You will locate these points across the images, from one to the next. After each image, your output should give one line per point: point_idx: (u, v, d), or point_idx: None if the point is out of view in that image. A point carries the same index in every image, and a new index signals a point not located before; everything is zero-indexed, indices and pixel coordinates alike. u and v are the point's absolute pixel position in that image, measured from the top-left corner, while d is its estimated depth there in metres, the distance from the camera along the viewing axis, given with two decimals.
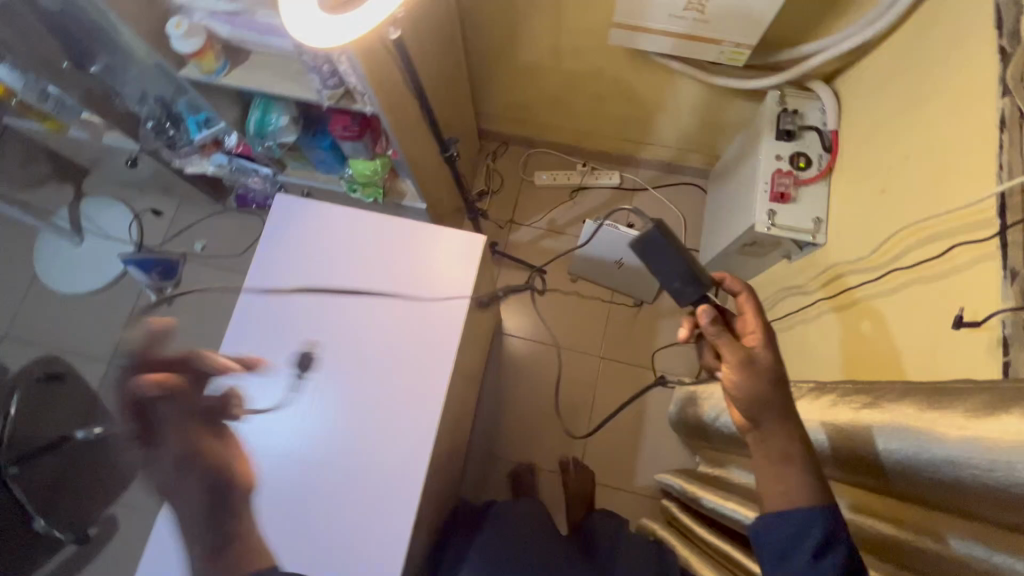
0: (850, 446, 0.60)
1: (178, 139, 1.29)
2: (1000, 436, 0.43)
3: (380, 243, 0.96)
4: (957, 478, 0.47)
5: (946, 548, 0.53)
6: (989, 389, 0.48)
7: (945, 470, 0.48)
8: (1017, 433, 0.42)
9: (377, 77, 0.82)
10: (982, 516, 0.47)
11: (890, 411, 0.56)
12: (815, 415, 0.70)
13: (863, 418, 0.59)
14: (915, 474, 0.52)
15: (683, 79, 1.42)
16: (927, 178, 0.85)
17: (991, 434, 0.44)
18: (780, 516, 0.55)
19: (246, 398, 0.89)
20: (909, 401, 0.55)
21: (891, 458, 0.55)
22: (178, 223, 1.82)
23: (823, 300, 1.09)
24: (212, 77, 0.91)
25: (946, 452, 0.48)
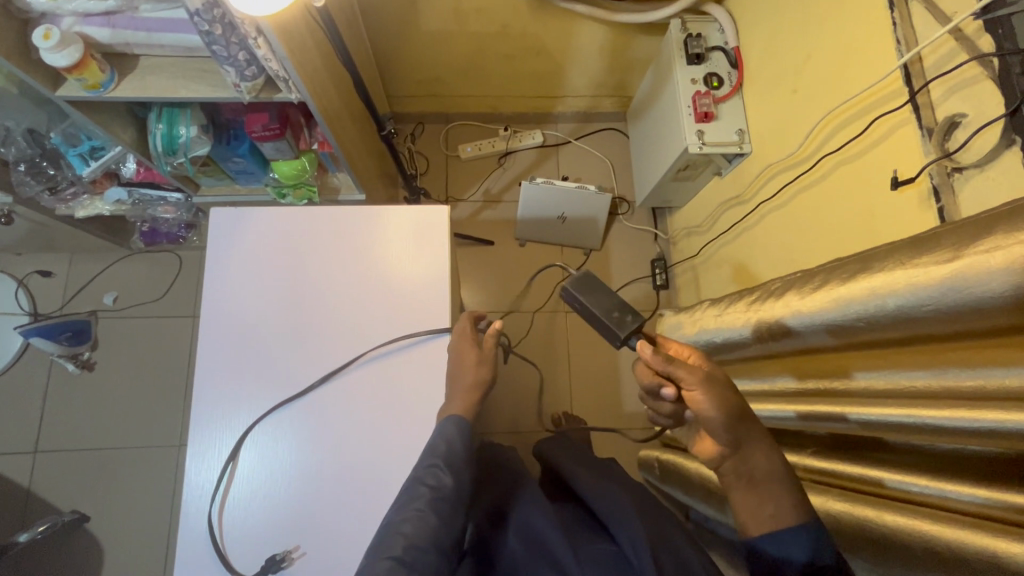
0: (844, 312, 0.66)
1: (61, 180, 1.16)
2: (982, 252, 0.49)
3: (334, 236, 0.90)
4: (951, 304, 0.53)
5: (857, 381, 0.70)
6: (953, 225, 0.54)
7: (939, 301, 0.54)
8: (995, 245, 0.49)
9: (299, 55, 0.76)
10: (978, 328, 0.54)
11: (879, 270, 0.62)
12: (796, 299, 0.75)
13: (849, 285, 0.65)
14: (913, 314, 0.58)
15: (587, 24, 1.45)
16: (834, 69, 0.93)
17: (975, 256, 0.50)
18: (772, 537, 0.57)
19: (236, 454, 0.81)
20: (883, 253, 0.62)
21: (889, 310, 0.60)
22: (77, 280, 1.61)
23: (761, 203, 1.18)
24: (100, 92, 0.80)
25: (937, 285, 0.54)
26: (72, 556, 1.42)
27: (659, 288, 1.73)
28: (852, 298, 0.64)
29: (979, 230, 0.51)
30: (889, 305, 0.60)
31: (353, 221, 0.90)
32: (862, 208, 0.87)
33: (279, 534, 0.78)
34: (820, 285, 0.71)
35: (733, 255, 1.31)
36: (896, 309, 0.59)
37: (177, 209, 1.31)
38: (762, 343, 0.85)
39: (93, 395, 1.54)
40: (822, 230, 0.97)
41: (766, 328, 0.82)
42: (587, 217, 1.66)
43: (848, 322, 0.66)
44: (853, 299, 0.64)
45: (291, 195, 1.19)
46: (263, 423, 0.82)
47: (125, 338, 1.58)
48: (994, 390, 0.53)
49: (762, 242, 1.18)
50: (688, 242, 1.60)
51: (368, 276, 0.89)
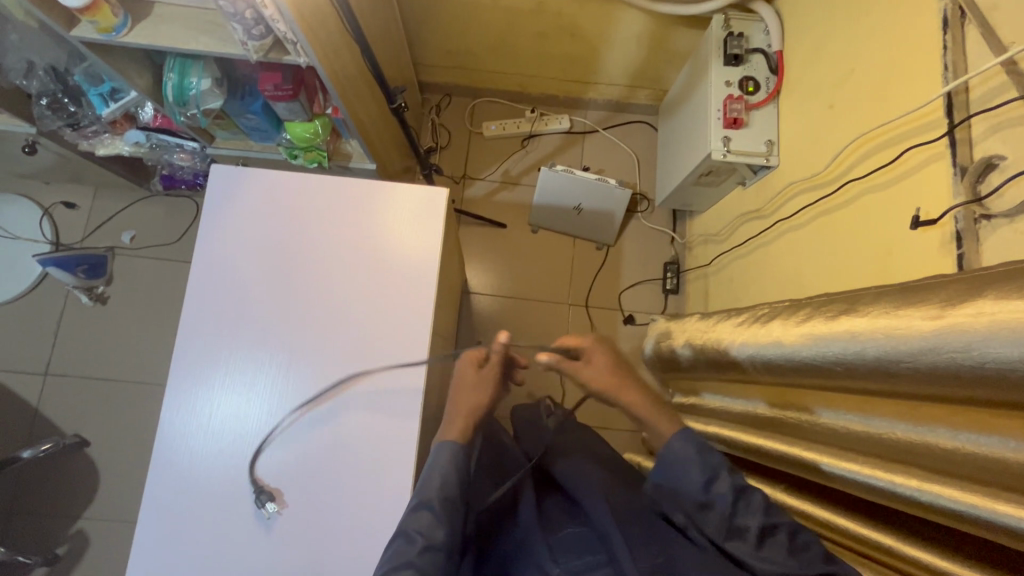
0: (825, 353, 0.62)
1: (82, 117, 1.17)
2: (977, 316, 0.45)
3: (327, 203, 0.88)
4: (933, 364, 0.49)
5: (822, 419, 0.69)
6: (957, 279, 0.50)
7: (919, 359, 0.51)
8: (996, 309, 0.44)
9: (307, 20, 0.74)
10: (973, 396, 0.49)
11: (867, 314, 0.57)
12: (781, 329, 0.71)
13: (833, 324, 0.61)
14: (894, 366, 0.54)
15: (627, 10, 1.38)
16: (874, 88, 0.87)
17: (961, 318, 0.46)
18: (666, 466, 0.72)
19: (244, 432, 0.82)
20: (877, 296, 0.58)
21: (869, 359, 0.56)
22: (98, 215, 1.65)
23: (780, 220, 1.12)
24: (112, 36, 0.79)
25: (924, 342, 0.50)
26: (75, 477, 1.51)
27: (669, 293, 1.69)
28: (834, 340, 0.60)
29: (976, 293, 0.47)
30: (867, 355, 0.56)
31: (348, 191, 0.88)
32: (881, 241, 0.82)
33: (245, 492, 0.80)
34: (807, 318, 0.67)
35: (745, 271, 1.26)
36: (875, 359, 0.55)
37: (192, 158, 1.32)
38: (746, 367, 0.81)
39: (103, 327, 1.59)
40: (836, 259, 0.92)
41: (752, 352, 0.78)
42: (603, 211, 1.61)
43: (825, 362, 0.63)
44: (834, 338, 0.61)
45: (302, 157, 1.18)
46: (241, 384, 0.83)
47: (138, 276, 1.63)
48: (973, 460, 0.50)
49: (774, 261, 1.13)
50: (703, 249, 1.54)
51: (356, 249, 0.87)
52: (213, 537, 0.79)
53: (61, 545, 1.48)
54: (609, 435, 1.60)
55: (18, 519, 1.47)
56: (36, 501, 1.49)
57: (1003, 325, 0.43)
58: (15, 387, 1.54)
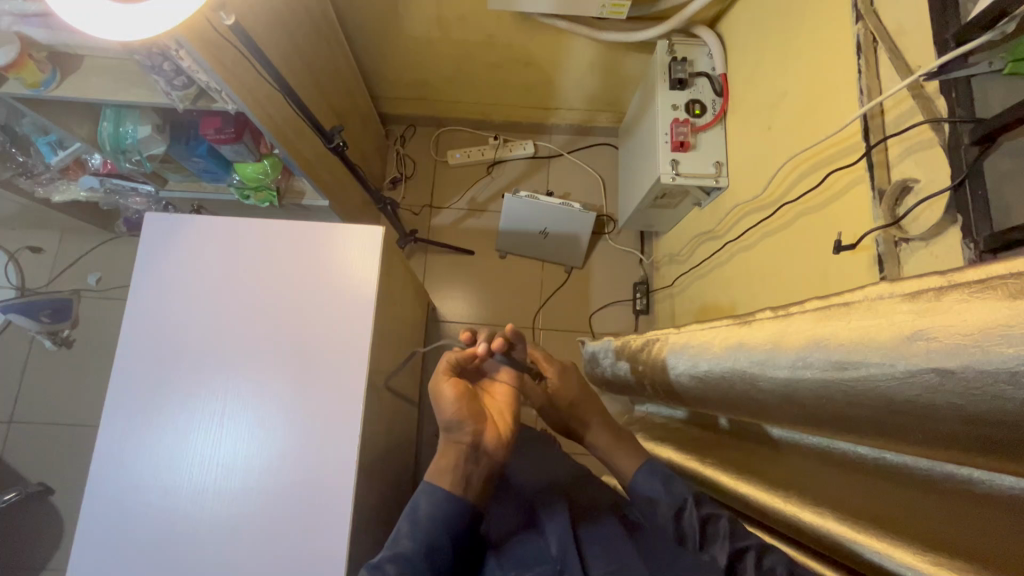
0: (729, 384, 0.58)
1: (33, 166, 1.18)
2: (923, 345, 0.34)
3: (263, 243, 0.87)
4: (878, 409, 0.39)
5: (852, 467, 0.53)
6: None
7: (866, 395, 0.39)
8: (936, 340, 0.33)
9: (227, 69, 0.74)
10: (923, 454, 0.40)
11: (812, 332, 0.44)
12: (712, 352, 0.62)
13: (715, 348, 0.62)
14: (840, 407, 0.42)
15: (573, 38, 1.37)
16: (805, 110, 0.88)
17: (792, 353, 0.46)
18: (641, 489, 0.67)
19: (177, 481, 0.80)
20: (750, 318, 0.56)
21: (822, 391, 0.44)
22: (63, 259, 1.65)
23: (731, 242, 1.12)
24: (39, 91, 0.80)
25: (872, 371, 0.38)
26: (41, 527, 1.48)
27: (640, 313, 1.68)
28: (738, 372, 0.55)
29: (849, 330, 0.40)
30: (763, 380, 0.51)
31: (285, 232, 0.88)
32: (818, 262, 0.82)
33: (182, 548, 0.78)
34: (709, 330, 0.65)
35: (705, 292, 1.26)
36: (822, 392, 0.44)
37: (148, 201, 1.32)
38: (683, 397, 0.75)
39: (69, 372, 1.58)
40: (782, 283, 0.92)
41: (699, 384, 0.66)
42: (568, 235, 1.63)
43: (722, 381, 0.59)
44: (738, 352, 0.55)
45: (253, 197, 1.19)
46: (175, 432, 0.82)
47: (104, 318, 1.62)
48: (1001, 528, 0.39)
49: (729, 284, 1.13)
50: (669, 269, 1.55)
51: (291, 291, 0.86)
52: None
53: None
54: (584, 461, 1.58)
55: None
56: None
57: (865, 361, 0.38)
58: None
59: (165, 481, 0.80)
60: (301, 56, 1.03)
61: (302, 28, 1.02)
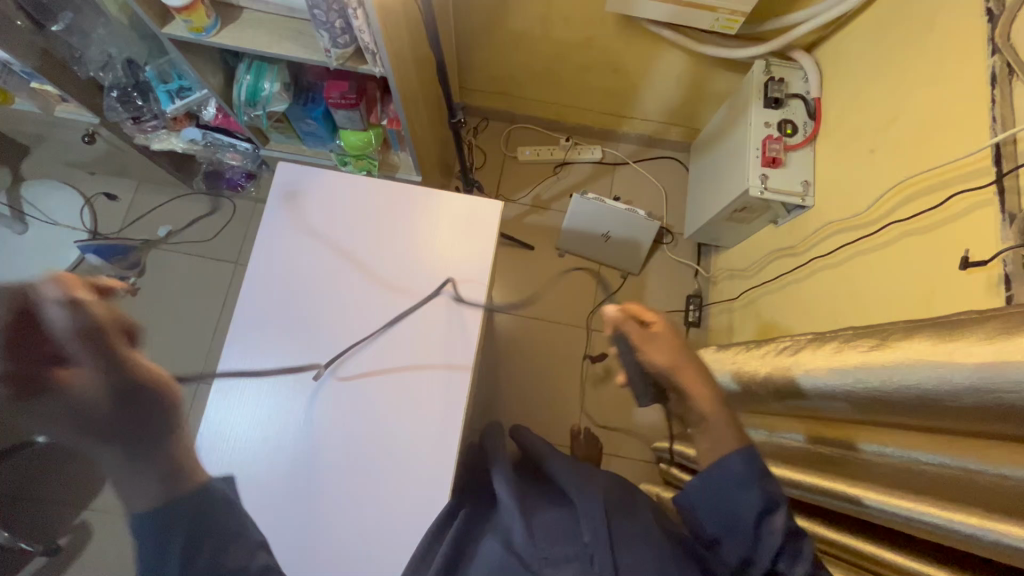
0: (888, 377, 0.62)
1: (145, 112, 1.21)
2: None
3: (388, 208, 0.91)
4: None
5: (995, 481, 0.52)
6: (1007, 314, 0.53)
7: None
8: None
9: (390, 33, 0.78)
10: None
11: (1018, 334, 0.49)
12: (873, 354, 0.65)
13: (874, 355, 0.65)
14: None
15: (668, 48, 1.42)
16: (917, 136, 0.91)
17: (1010, 351, 0.49)
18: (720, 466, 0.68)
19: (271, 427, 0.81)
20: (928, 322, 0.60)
21: None
22: (137, 208, 1.69)
23: (813, 259, 1.15)
24: (201, 35, 0.84)
25: None
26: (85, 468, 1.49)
27: (691, 325, 1.71)
28: (909, 369, 0.59)
29: None
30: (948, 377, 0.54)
31: (409, 199, 0.92)
32: (921, 281, 0.85)
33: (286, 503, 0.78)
34: (866, 344, 0.68)
35: (774, 307, 1.29)
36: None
37: (243, 158, 1.36)
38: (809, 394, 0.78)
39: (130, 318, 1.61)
40: (874, 301, 0.95)
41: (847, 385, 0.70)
42: (630, 240, 1.66)
43: (872, 382, 0.64)
44: (909, 357, 0.59)
45: (352, 164, 1.23)
46: (275, 377, 0.83)
47: (170, 270, 1.65)
48: None
49: (804, 300, 1.17)
50: (729, 284, 1.58)
51: (408, 254, 0.89)
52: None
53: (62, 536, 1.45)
54: (624, 463, 1.60)
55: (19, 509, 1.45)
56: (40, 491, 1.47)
57: None
58: None
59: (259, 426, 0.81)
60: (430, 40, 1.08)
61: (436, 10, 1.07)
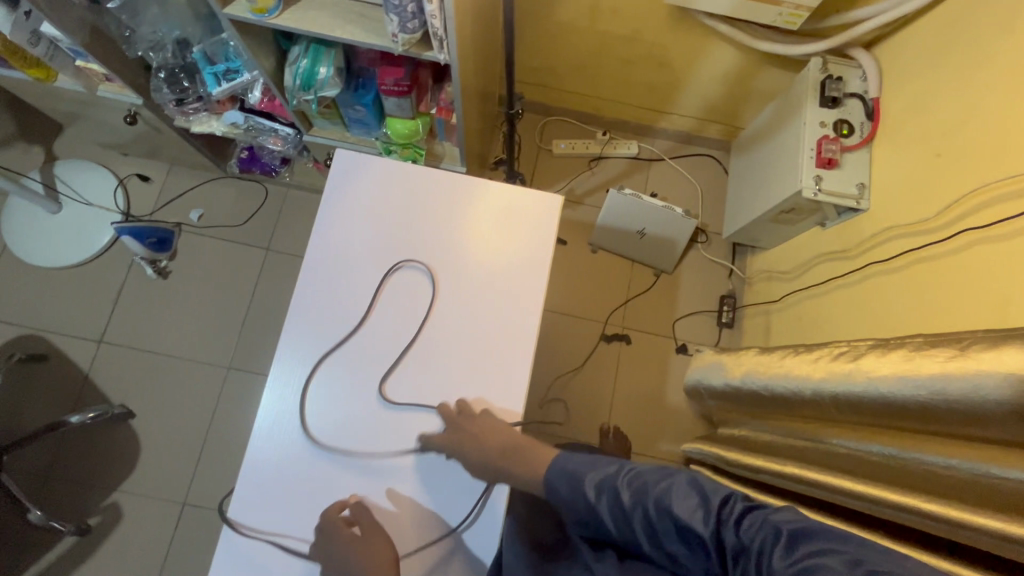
0: (1009, 390, 0.60)
1: (190, 94, 1.19)
2: None
3: (446, 195, 0.89)
4: None
5: None
6: None
7: None
8: None
9: (462, 20, 0.76)
10: None
11: None
12: (987, 364, 0.63)
13: (989, 361, 0.63)
14: None
15: (718, 43, 1.38)
16: (995, 141, 0.88)
17: None
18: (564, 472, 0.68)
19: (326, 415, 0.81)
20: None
21: None
22: (170, 191, 1.68)
23: (867, 264, 1.13)
24: (264, 16, 0.82)
25: None
26: (116, 449, 1.50)
27: (724, 326, 1.69)
28: None
29: None
30: None
31: (463, 189, 0.89)
32: (997, 289, 0.82)
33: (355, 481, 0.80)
34: (931, 350, 0.70)
35: (819, 312, 1.27)
36: None
37: (284, 143, 1.33)
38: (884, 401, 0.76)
39: (162, 302, 1.61)
40: (938, 309, 0.92)
41: (944, 390, 0.68)
42: (666, 238, 1.64)
43: (963, 395, 0.65)
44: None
45: (397, 153, 1.21)
46: (333, 366, 0.83)
47: (202, 255, 1.65)
48: None
49: (856, 306, 1.14)
50: (766, 286, 1.56)
51: (463, 247, 0.87)
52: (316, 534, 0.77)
53: (92, 516, 1.46)
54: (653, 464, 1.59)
55: (51, 488, 1.46)
56: (71, 471, 1.48)
57: None
58: (67, 352, 1.55)
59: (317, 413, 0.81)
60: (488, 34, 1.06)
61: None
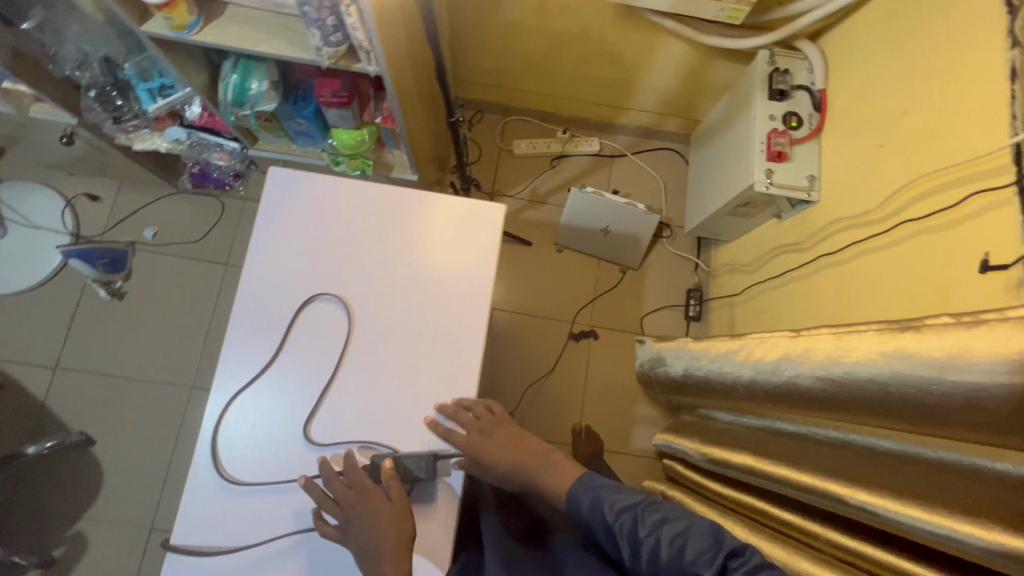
0: (914, 384, 0.60)
1: (126, 111, 1.16)
2: None
3: (385, 210, 0.87)
4: None
5: None
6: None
7: None
8: None
9: (386, 32, 0.74)
10: None
11: None
12: (891, 350, 0.63)
13: (893, 352, 0.63)
14: None
15: (669, 38, 1.38)
16: (930, 132, 0.89)
17: None
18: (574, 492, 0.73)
19: (273, 441, 0.78)
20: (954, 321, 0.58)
21: None
22: (121, 209, 1.63)
23: (819, 256, 1.13)
24: (183, 34, 0.79)
25: None
26: (78, 477, 1.46)
27: (691, 319, 1.69)
28: (943, 367, 0.57)
29: None
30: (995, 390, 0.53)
31: (403, 202, 0.87)
32: (936, 280, 0.83)
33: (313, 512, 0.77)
34: (841, 337, 0.72)
35: (778, 304, 1.28)
36: None
37: (230, 158, 1.31)
38: (817, 394, 0.76)
39: (118, 324, 1.56)
40: (884, 301, 0.93)
41: (860, 385, 0.67)
42: (630, 235, 1.63)
43: (864, 386, 0.67)
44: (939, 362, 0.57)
45: (345, 163, 1.18)
46: (271, 388, 0.80)
47: (158, 273, 1.61)
48: None
49: (811, 297, 1.15)
50: (730, 278, 1.56)
51: (405, 259, 0.85)
52: (276, 570, 0.75)
53: (57, 547, 1.42)
54: (626, 460, 1.60)
55: (12, 521, 1.42)
56: (32, 502, 1.44)
57: None
58: (21, 381, 1.50)
59: (260, 440, 0.78)
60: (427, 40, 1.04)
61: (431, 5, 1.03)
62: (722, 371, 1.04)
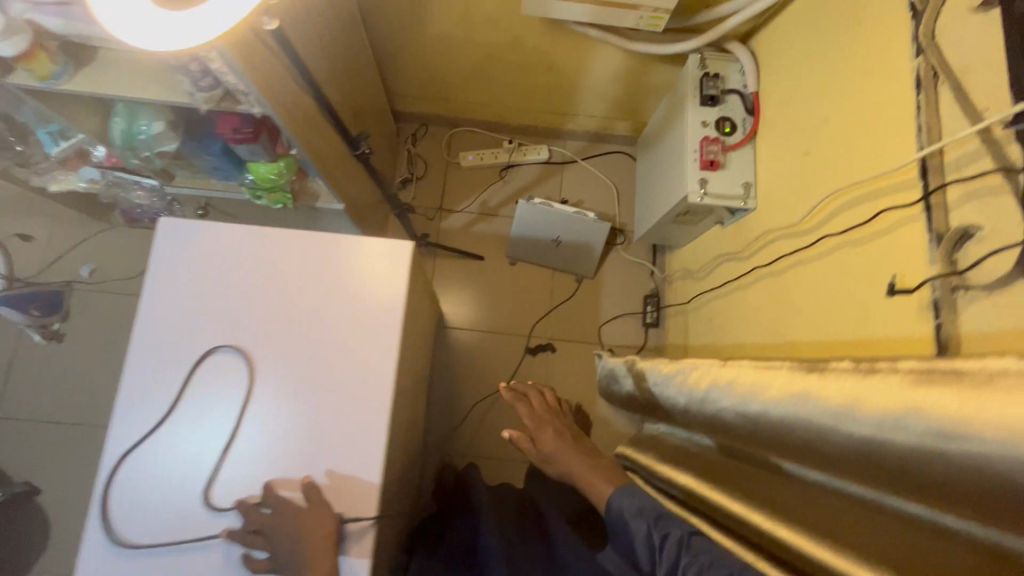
0: (820, 426, 0.57)
1: (32, 155, 1.12)
2: None
3: (284, 254, 0.82)
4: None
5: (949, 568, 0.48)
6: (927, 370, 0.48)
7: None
8: None
9: (260, 73, 0.70)
10: None
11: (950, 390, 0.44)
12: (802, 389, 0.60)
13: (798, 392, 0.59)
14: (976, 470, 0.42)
15: (602, 43, 1.34)
16: (849, 140, 0.86)
17: (938, 413, 0.45)
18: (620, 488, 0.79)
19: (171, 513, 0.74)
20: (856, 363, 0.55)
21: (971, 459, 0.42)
22: (55, 248, 1.58)
23: (758, 266, 1.10)
24: (51, 84, 0.75)
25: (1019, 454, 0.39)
26: (23, 529, 1.42)
27: (649, 326, 1.66)
28: (843, 413, 0.54)
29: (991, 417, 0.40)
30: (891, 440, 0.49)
31: (304, 244, 0.83)
32: (859, 296, 0.80)
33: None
34: (760, 369, 0.70)
35: (725, 313, 1.25)
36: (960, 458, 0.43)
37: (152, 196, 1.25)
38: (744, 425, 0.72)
39: (57, 368, 1.51)
40: (816, 316, 0.90)
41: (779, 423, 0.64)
42: (582, 244, 1.60)
43: (775, 421, 0.64)
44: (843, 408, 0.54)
45: (265, 198, 1.13)
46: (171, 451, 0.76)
47: (96, 313, 1.56)
48: None
49: (753, 308, 1.12)
50: (683, 284, 1.54)
51: (310, 306, 0.81)
52: None
53: None
54: None
55: None
56: None
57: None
58: None
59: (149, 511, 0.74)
60: (333, 67, 0.99)
61: (336, 30, 0.99)
62: (663, 392, 1.01)
